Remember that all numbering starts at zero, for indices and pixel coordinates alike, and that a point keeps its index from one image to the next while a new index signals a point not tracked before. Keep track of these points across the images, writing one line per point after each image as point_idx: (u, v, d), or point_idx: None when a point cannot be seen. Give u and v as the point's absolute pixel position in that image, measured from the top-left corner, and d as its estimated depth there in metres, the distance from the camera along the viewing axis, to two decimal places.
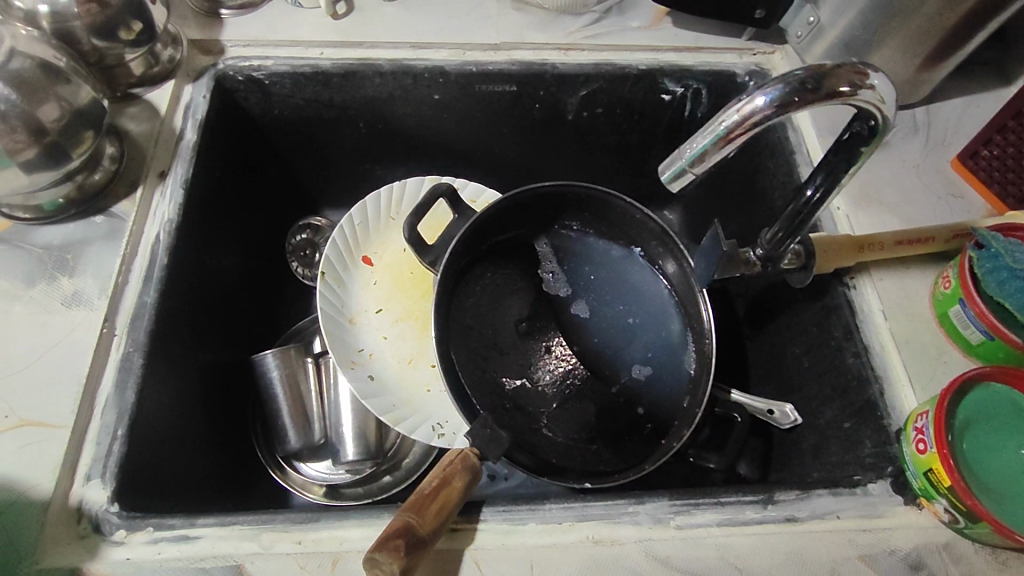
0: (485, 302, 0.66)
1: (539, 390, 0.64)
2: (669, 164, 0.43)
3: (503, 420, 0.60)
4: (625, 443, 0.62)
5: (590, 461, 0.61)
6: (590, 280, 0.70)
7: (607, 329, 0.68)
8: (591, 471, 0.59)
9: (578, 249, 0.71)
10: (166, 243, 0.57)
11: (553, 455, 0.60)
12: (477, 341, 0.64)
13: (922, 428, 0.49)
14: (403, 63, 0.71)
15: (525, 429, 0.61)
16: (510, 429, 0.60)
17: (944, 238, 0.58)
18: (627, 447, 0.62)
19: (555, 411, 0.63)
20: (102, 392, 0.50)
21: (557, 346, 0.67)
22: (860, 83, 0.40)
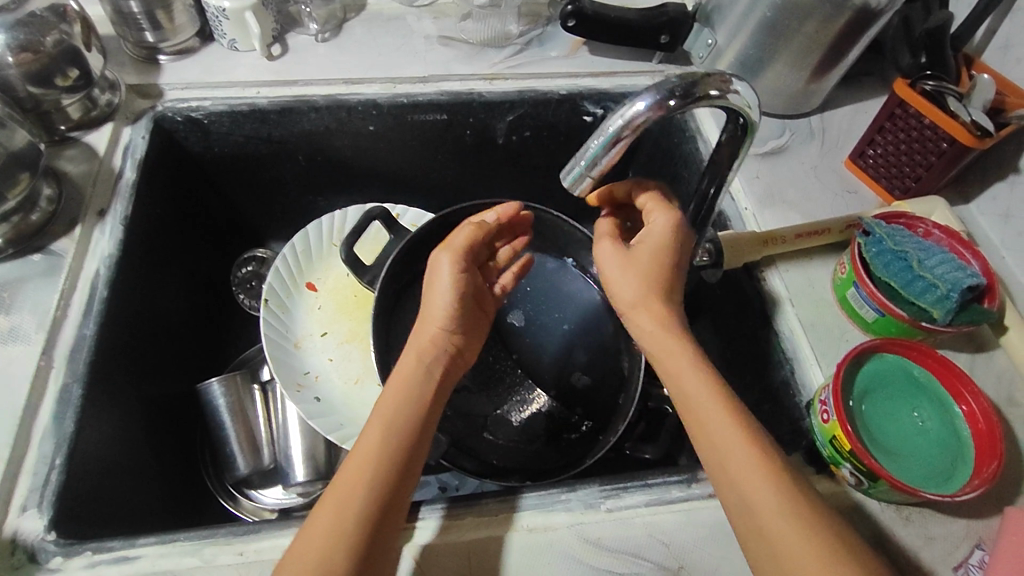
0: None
1: (479, 400, 0.67)
2: (569, 169, 0.47)
3: (443, 426, 0.63)
4: (564, 443, 0.66)
5: (530, 461, 0.64)
6: (526, 291, 0.73)
7: (545, 336, 0.71)
8: (531, 469, 0.63)
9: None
10: (105, 276, 0.59)
11: (494, 456, 0.63)
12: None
13: (825, 400, 0.53)
14: (336, 98, 0.74)
15: (467, 435, 0.64)
16: (451, 434, 0.63)
17: (838, 228, 0.64)
18: (566, 446, 0.65)
19: (494, 416, 0.67)
20: (40, 425, 0.50)
21: (497, 358, 0.70)
22: (726, 89, 0.45)
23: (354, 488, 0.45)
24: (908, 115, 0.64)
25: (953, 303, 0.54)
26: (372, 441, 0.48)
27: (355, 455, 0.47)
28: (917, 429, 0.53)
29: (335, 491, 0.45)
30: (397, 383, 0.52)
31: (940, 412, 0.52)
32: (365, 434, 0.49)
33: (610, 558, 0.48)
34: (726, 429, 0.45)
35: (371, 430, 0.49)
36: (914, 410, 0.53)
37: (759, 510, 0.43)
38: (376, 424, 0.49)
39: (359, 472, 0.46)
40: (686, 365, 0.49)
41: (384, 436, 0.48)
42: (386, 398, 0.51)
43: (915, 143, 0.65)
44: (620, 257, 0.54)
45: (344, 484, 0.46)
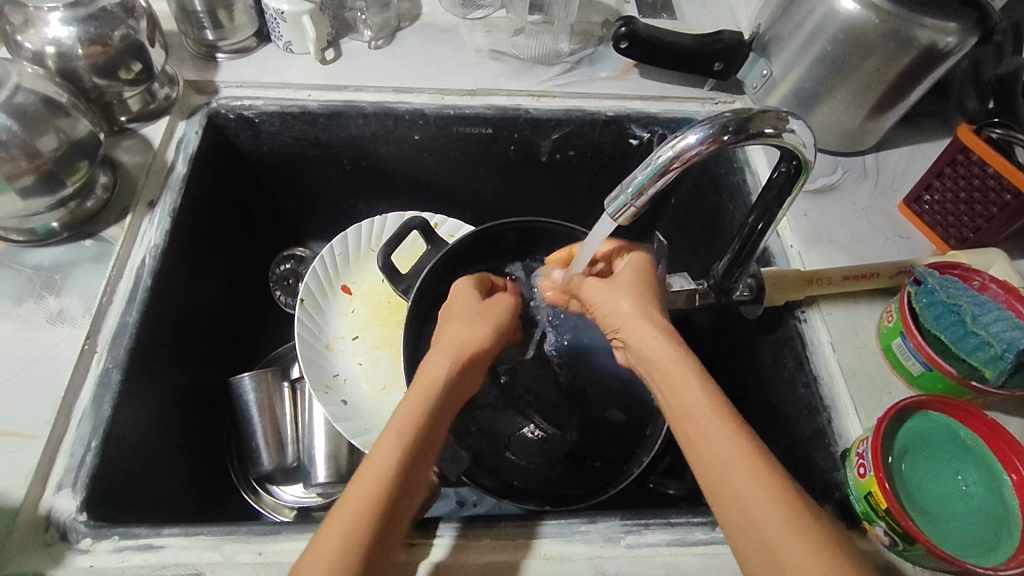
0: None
1: (506, 417, 0.67)
2: (613, 197, 0.46)
3: (466, 443, 0.64)
4: (586, 469, 0.65)
5: (552, 484, 0.64)
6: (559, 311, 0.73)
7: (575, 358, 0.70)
8: (550, 495, 0.63)
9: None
10: (150, 266, 0.60)
11: (516, 477, 0.63)
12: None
13: (862, 453, 0.51)
14: (385, 106, 0.75)
15: (489, 453, 0.64)
16: (474, 452, 0.64)
17: (887, 274, 0.62)
18: (588, 473, 0.64)
19: (519, 435, 0.66)
20: (80, 408, 0.52)
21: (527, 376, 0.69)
22: (782, 127, 0.44)
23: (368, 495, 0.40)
24: (970, 162, 0.62)
25: (1007, 364, 0.51)
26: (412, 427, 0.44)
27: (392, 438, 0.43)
28: (960, 494, 0.50)
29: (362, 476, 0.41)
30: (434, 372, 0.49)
31: (986, 477, 0.50)
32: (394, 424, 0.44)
33: None
34: (723, 449, 0.39)
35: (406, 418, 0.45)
36: (958, 473, 0.51)
37: (761, 527, 0.37)
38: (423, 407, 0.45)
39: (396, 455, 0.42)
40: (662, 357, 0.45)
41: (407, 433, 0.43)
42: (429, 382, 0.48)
43: (975, 192, 0.63)
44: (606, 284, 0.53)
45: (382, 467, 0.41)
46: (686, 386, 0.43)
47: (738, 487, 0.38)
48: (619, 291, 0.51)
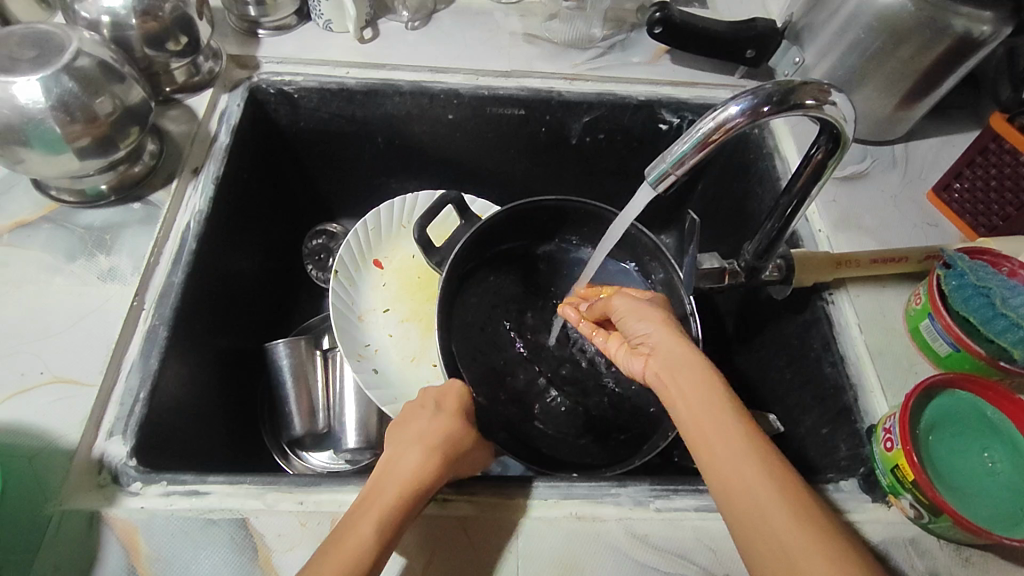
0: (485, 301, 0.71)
1: (532, 389, 0.68)
2: (653, 167, 0.47)
3: (496, 410, 0.65)
4: (611, 440, 0.66)
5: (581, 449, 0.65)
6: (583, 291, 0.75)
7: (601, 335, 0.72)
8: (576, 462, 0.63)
9: (575, 263, 0.76)
10: (195, 231, 0.62)
11: (544, 445, 0.64)
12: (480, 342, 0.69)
13: (889, 427, 0.52)
14: (421, 85, 0.77)
15: (518, 421, 0.65)
16: (503, 419, 0.65)
17: (917, 258, 0.63)
18: (612, 444, 0.65)
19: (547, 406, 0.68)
20: (128, 360, 0.53)
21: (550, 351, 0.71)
22: (823, 99, 0.44)
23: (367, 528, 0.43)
24: (1002, 150, 0.63)
25: None
26: (385, 506, 0.44)
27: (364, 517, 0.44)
28: (985, 470, 0.51)
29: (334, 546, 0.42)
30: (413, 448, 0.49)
31: (1012, 455, 0.51)
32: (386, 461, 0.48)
33: (657, 556, 0.48)
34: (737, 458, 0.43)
35: (378, 494, 0.45)
36: (984, 450, 0.52)
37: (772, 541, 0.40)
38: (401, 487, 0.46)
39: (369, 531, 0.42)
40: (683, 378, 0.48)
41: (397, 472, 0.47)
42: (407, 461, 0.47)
43: (1006, 180, 0.63)
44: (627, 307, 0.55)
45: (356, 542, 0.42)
46: (703, 397, 0.46)
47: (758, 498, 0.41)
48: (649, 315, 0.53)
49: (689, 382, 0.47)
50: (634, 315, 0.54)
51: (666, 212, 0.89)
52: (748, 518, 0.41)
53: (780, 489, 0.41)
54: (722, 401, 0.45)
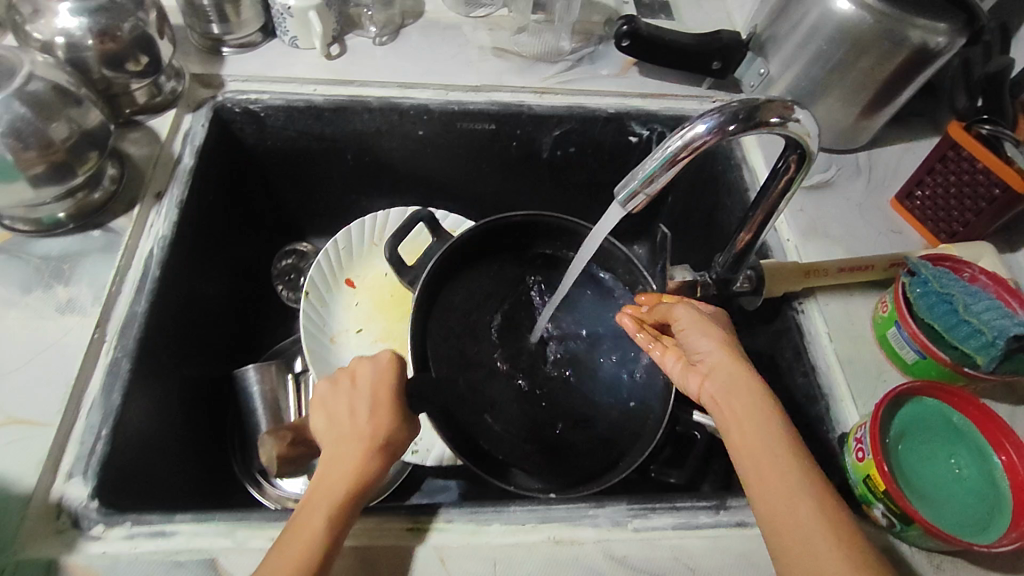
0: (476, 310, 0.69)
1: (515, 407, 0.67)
2: (622, 185, 0.47)
3: (476, 432, 0.64)
4: (596, 454, 0.65)
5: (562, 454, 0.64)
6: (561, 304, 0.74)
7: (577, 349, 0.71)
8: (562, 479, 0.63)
9: (552, 274, 0.75)
10: (159, 257, 0.60)
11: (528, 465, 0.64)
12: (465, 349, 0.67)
13: (860, 437, 0.53)
14: (390, 101, 0.76)
15: (500, 442, 0.65)
16: (483, 440, 0.64)
17: (883, 265, 0.64)
18: (597, 456, 0.65)
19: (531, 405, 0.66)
20: (89, 395, 0.52)
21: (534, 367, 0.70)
22: (788, 116, 0.45)
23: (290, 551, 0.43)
24: (960, 158, 0.64)
25: (998, 350, 0.53)
26: (322, 496, 0.46)
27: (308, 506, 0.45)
28: (953, 477, 0.52)
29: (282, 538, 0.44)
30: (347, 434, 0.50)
31: (978, 461, 0.52)
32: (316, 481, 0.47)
33: None
34: (791, 481, 0.44)
35: (318, 488, 0.47)
36: (952, 457, 0.52)
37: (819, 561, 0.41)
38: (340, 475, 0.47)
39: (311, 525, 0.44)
40: (742, 399, 0.48)
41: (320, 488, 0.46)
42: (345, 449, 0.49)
43: (965, 187, 0.65)
44: (693, 317, 0.54)
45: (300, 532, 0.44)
46: (759, 419, 0.47)
47: (805, 520, 0.42)
48: (708, 330, 0.53)
49: (752, 406, 0.48)
50: (697, 329, 0.54)
51: (639, 223, 0.90)
52: (799, 546, 0.42)
53: (830, 513, 0.42)
54: (781, 427, 0.46)
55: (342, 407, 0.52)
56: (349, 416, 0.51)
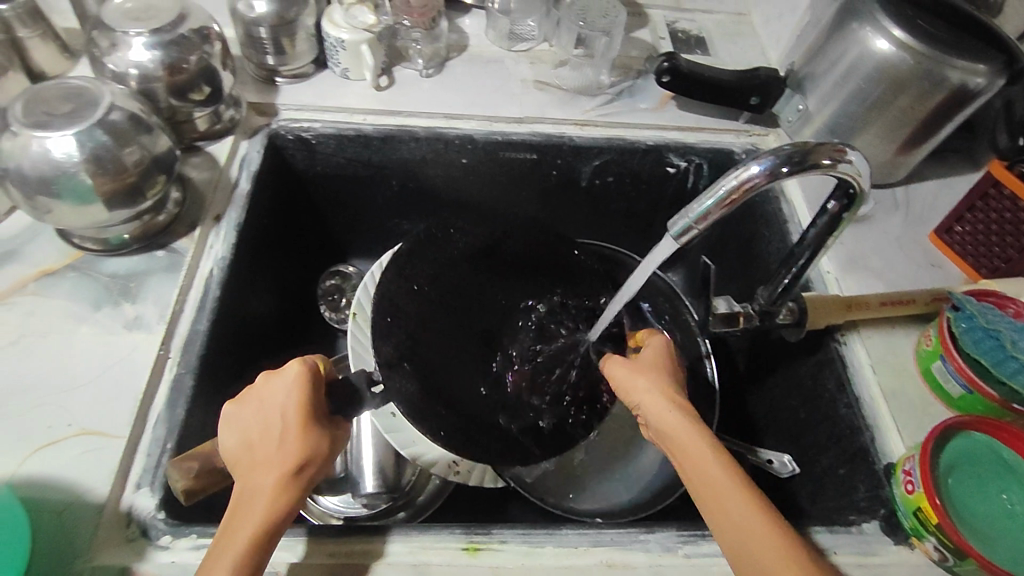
0: (488, 304, 0.71)
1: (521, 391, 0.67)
2: (676, 221, 0.49)
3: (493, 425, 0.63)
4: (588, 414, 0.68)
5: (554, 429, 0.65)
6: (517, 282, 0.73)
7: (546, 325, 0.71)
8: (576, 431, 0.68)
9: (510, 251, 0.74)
10: (219, 277, 0.62)
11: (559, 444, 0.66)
12: (463, 337, 0.68)
13: (910, 470, 0.54)
14: (436, 131, 0.79)
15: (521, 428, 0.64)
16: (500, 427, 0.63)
17: (924, 300, 0.65)
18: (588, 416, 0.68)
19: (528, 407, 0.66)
20: (155, 409, 0.53)
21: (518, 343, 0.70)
22: (839, 158, 0.45)
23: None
24: (1001, 196, 0.66)
25: None
26: (245, 521, 0.45)
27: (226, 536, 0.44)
28: (1006, 512, 0.52)
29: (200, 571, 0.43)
30: (264, 456, 0.48)
31: None
32: (237, 509, 0.46)
33: None
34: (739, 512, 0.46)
35: (239, 513, 0.45)
36: (1004, 492, 0.52)
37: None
38: (259, 504, 0.46)
39: (226, 562, 0.43)
40: (675, 428, 0.52)
41: (241, 515, 0.45)
42: (264, 472, 0.47)
43: (1006, 223, 0.66)
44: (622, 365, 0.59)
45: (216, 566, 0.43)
46: (699, 453, 0.50)
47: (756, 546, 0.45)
48: (642, 373, 0.57)
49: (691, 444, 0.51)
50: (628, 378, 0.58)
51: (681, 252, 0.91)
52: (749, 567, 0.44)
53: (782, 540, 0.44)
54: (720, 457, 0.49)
55: (254, 426, 0.49)
56: (264, 435, 0.49)
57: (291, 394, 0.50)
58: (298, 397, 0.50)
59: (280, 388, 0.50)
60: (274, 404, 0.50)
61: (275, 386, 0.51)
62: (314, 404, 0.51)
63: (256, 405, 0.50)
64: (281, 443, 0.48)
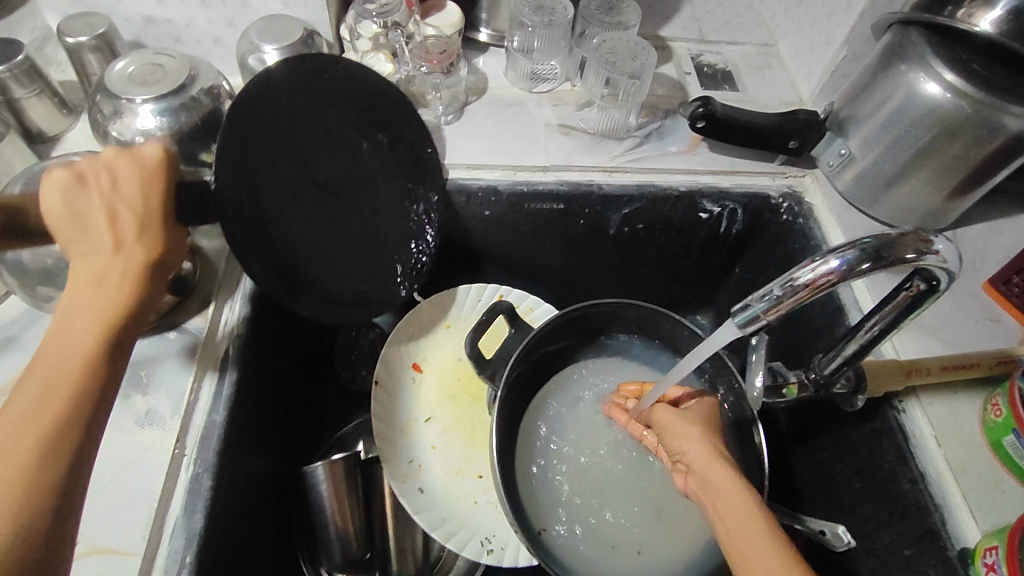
0: (317, 154, 0.60)
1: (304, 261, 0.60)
2: (741, 309, 0.45)
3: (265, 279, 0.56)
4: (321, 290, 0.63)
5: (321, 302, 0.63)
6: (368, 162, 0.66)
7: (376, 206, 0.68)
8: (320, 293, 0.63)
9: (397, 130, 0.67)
10: (234, 359, 0.59)
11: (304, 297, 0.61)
12: (308, 192, 0.60)
13: (993, 564, 0.50)
14: (457, 182, 0.75)
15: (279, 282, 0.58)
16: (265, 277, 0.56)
17: (988, 363, 0.60)
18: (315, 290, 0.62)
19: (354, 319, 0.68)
20: (171, 517, 0.50)
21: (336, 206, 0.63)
22: (924, 250, 0.42)
23: (53, 395, 0.37)
24: None
25: None
26: (90, 323, 0.39)
27: (70, 333, 0.39)
28: None
29: (36, 367, 0.38)
30: (105, 244, 0.41)
31: None
32: (79, 313, 0.39)
33: None
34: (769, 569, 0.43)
35: (82, 313, 0.40)
36: None
37: None
38: (110, 299, 0.40)
39: (71, 371, 0.38)
40: (717, 478, 0.51)
41: (92, 323, 0.39)
42: (104, 259, 0.41)
43: None
44: (674, 415, 0.59)
45: (56, 390, 0.37)
46: (733, 507, 0.48)
47: None
48: (688, 429, 0.57)
49: (727, 500, 0.49)
50: (679, 432, 0.57)
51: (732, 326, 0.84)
52: None
53: None
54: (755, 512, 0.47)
55: (95, 215, 0.42)
56: (109, 218, 0.42)
57: (135, 178, 0.44)
58: (155, 184, 0.44)
59: (135, 170, 0.44)
60: (116, 186, 0.43)
61: (126, 171, 0.44)
62: (162, 187, 0.44)
63: (97, 189, 0.42)
64: (121, 229, 0.42)
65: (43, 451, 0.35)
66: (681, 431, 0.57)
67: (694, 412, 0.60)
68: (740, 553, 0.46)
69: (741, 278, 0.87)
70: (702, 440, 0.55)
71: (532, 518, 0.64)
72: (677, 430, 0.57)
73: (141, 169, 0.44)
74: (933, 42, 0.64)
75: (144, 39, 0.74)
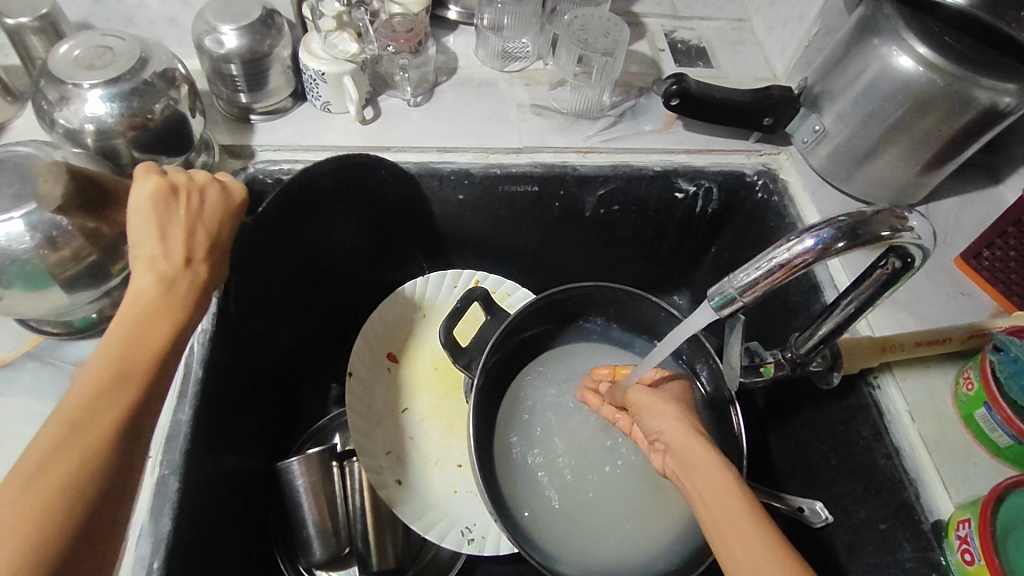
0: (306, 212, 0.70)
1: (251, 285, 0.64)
2: (717, 291, 0.44)
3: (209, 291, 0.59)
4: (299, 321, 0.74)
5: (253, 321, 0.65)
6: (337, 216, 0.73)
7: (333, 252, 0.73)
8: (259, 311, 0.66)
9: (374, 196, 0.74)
10: (199, 354, 0.56)
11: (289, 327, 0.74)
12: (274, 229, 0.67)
13: (965, 537, 0.51)
14: (428, 166, 0.73)
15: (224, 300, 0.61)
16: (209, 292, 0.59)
17: (960, 337, 0.61)
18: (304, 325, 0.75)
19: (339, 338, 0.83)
20: (136, 523, 0.49)
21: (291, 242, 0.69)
22: (898, 227, 0.41)
23: (110, 400, 0.42)
24: None
25: None
26: (140, 338, 0.45)
27: (133, 342, 0.45)
28: None
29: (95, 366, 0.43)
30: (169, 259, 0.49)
31: None
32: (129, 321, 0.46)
33: None
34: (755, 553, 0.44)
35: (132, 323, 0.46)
36: None
37: None
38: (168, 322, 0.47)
39: (122, 390, 0.43)
40: (697, 454, 0.50)
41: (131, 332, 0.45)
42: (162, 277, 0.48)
43: None
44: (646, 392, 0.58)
45: (104, 401, 0.42)
46: (715, 484, 0.48)
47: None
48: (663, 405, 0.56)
49: (708, 480, 0.48)
50: (655, 409, 0.56)
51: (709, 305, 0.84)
52: None
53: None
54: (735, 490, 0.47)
55: (173, 231, 0.50)
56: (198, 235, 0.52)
57: (217, 206, 0.54)
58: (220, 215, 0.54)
59: (214, 196, 0.54)
60: (199, 204, 0.53)
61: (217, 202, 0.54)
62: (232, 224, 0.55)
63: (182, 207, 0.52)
64: (191, 248, 0.51)
65: (110, 460, 0.40)
66: (658, 409, 0.56)
67: (667, 389, 0.60)
68: (723, 533, 0.46)
69: (717, 257, 0.86)
70: (678, 418, 0.54)
71: (512, 506, 0.64)
72: (653, 409, 0.56)
73: (222, 207, 0.55)
74: (907, 15, 0.64)
75: (92, 20, 0.70)
